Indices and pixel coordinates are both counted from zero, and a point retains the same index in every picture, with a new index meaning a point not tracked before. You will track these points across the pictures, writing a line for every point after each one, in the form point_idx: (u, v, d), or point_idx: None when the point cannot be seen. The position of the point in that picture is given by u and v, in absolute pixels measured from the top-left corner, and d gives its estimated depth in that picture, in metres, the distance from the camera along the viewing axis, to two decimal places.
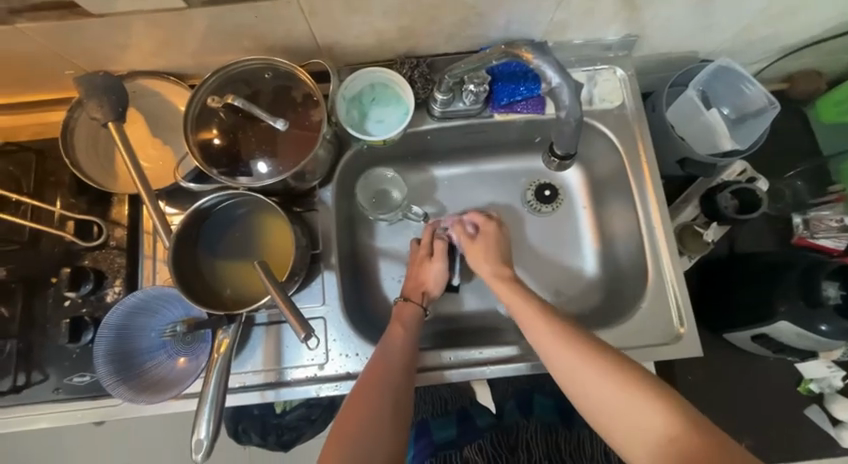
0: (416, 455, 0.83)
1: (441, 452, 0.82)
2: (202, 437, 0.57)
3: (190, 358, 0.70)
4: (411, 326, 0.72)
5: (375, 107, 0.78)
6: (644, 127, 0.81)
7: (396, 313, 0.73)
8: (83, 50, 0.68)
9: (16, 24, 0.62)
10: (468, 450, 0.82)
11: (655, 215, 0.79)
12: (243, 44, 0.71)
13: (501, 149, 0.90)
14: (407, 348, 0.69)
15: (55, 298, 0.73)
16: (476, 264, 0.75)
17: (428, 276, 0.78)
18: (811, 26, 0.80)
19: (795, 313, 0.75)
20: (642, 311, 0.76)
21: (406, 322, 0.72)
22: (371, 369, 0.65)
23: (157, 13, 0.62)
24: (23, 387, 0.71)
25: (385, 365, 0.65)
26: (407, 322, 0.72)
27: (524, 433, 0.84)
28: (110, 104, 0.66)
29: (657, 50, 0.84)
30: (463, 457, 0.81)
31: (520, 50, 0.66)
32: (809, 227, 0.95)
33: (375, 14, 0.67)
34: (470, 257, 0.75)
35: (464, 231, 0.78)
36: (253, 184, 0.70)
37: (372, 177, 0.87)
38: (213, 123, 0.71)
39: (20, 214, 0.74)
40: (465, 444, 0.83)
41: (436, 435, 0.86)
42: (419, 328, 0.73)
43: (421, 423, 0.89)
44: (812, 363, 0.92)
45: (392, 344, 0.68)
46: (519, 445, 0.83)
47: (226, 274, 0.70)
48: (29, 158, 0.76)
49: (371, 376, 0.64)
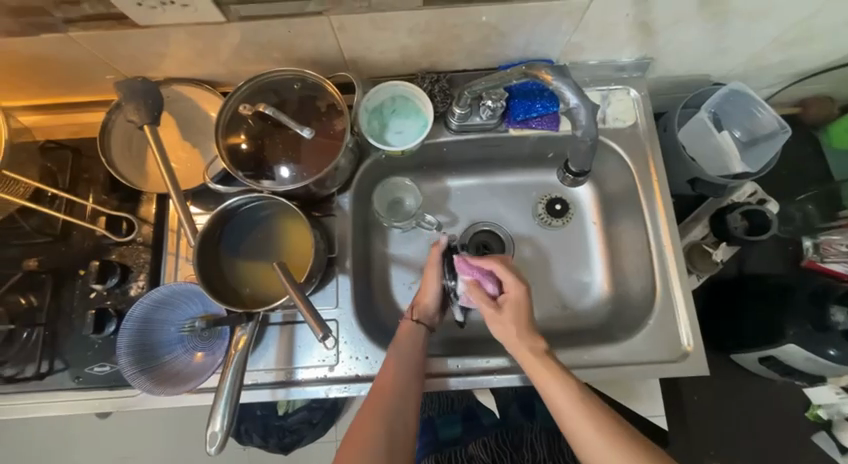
0: (421, 449, 0.87)
1: (446, 448, 0.85)
2: (217, 430, 0.59)
3: (207, 353, 0.72)
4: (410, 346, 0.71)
5: (395, 118, 0.81)
6: (656, 146, 0.83)
7: (399, 333, 0.72)
8: (125, 57, 0.73)
9: (68, 32, 0.66)
10: (474, 446, 0.84)
11: (665, 234, 0.80)
12: (274, 56, 0.75)
13: (514, 163, 0.92)
14: (403, 360, 0.68)
15: (82, 289, 0.76)
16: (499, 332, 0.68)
17: (423, 299, 0.76)
18: (823, 53, 0.82)
19: (803, 337, 0.76)
20: (649, 328, 0.77)
21: (402, 338, 0.71)
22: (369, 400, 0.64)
23: (198, 25, 0.67)
24: (46, 373, 0.74)
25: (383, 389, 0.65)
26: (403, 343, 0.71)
27: (528, 433, 0.85)
28: (147, 108, 0.70)
29: (670, 73, 0.86)
30: (468, 453, 0.83)
31: (540, 71, 0.69)
32: (819, 251, 0.95)
33: (400, 32, 0.71)
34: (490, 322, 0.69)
35: (485, 296, 0.71)
36: (276, 187, 0.73)
37: (389, 185, 0.90)
38: (242, 128, 0.74)
39: (54, 207, 0.78)
40: (471, 441, 0.85)
41: (440, 431, 0.89)
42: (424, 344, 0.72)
43: (426, 421, 0.91)
44: (820, 387, 0.90)
45: (392, 361, 0.68)
46: (523, 445, 0.84)
47: (246, 274, 0.73)
48: (65, 156, 0.80)
49: (375, 401, 0.64)
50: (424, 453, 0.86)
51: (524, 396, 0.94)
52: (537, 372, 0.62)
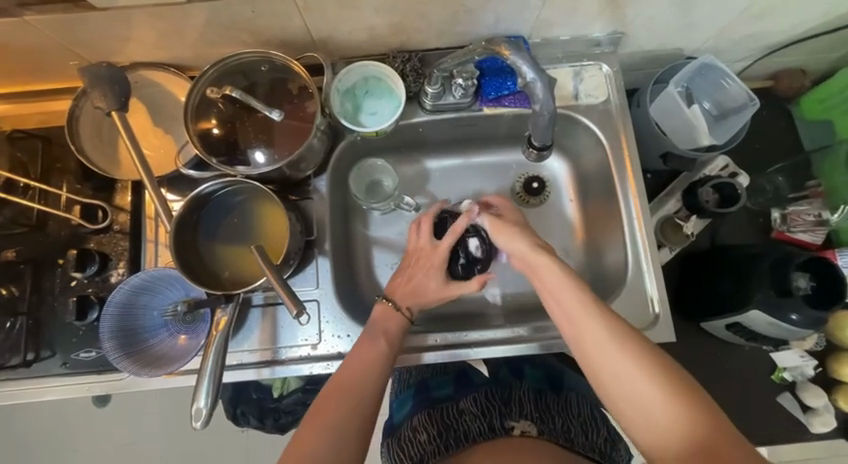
0: (415, 406, 0.89)
1: (439, 404, 0.86)
2: (201, 406, 0.61)
3: (190, 336, 0.74)
4: (393, 336, 0.71)
5: (368, 100, 0.81)
6: (627, 121, 0.84)
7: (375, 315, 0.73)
8: (88, 42, 0.71)
9: (24, 16, 0.65)
10: (464, 402, 0.84)
11: (635, 208, 0.82)
12: (241, 38, 0.74)
13: (491, 142, 0.93)
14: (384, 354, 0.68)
15: (62, 278, 0.77)
16: (503, 235, 0.72)
17: (413, 284, 0.76)
18: (792, 24, 0.83)
19: (766, 302, 0.79)
20: (620, 298, 0.80)
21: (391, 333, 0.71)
22: (338, 380, 0.64)
23: (158, 7, 0.65)
24: (33, 361, 0.76)
25: (354, 380, 0.64)
26: (391, 330, 0.71)
27: (517, 391, 0.86)
28: (112, 94, 0.69)
29: (642, 47, 0.86)
30: (459, 408, 0.84)
31: (499, 47, 0.70)
32: (787, 221, 0.99)
33: (366, 10, 0.70)
34: (498, 233, 0.73)
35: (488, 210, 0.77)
36: (250, 172, 0.73)
37: (365, 167, 0.90)
38: (212, 113, 0.74)
39: (28, 198, 0.78)
40: (461, 397, 0.86)
41: (435, 392, 0.91)
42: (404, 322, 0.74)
43: (421, 383, 0.94)
44: (785, 349, 0.97)
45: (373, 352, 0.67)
46: (511, 399, 0.83)
47: (225, 258, 0.74)
48: (36, 145, 0.80)
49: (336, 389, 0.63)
50: (417, 408, 0.88)
51: (514, 361, 0.96)
52: (545, 285, 0.66)
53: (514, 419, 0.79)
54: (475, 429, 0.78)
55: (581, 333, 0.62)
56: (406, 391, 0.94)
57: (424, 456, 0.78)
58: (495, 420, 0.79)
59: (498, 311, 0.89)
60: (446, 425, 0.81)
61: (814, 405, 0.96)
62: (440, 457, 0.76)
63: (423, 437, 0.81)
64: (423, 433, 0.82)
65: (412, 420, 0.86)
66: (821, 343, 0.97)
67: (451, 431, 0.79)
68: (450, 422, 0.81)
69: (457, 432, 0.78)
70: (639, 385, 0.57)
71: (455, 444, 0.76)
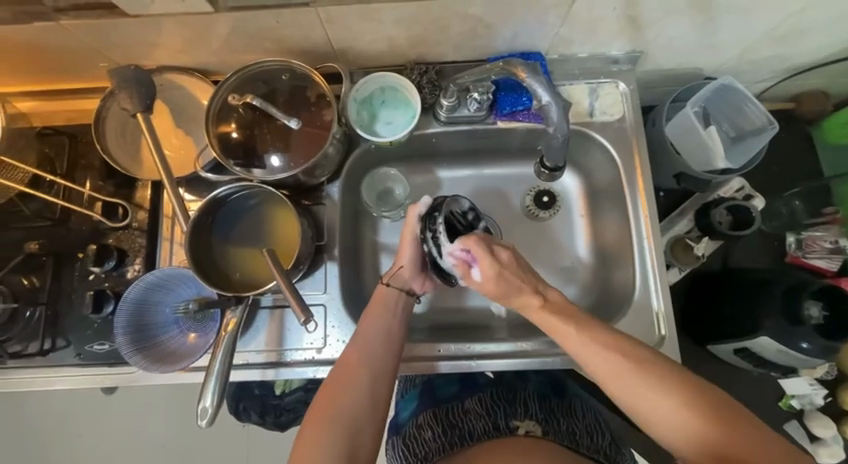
0: (418, 406, 0.89)
1: (444, 404, 0.86)
2: (207, 405, 0.62)
3: (200, 334, 0.76)
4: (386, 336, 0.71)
5: (384, 109, 0.82)
6: (641, 139, 0.84)
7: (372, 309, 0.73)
8: (118, 46, 0.74)
9: (61, 21, 0.68)
10: (470, 402, 0.84)
11: (645, 226, 0.82)
12: (264, 45, 0.76)
13: (505, 155, 0.93)
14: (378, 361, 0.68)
15: (81, 271, 0.79)
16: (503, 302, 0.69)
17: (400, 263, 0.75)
18: (815, 48, 0.82)
19: (777, 330, 0.77)
20: (626, 318, 0.80)
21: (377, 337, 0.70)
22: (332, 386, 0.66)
23: (186, 14, 0.67)
24: (49, 351, 0.78)
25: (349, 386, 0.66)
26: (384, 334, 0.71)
27: (522, 393, 0.85)
28: (138, 97, 0.71)
29: (660, 66, 0.86)
30: (465, 408, 0.84)
31: (516, 68, 0.73)
32: (802, 246, 0.97)
33: (387, 23, 0.71)
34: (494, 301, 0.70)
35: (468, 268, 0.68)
36: (266, 176, 0.75)
37: (377, 176, 0.92)
38: (232, 118, 0.76)
39: (53, 193, 0.81)
40: (467, 397, 0.86)
41: (439, 392, 0.90)
42: (403, 309, 0.74)
43: (426, 384, 0.93)
44: (796, 379, 0.94)
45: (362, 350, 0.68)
46: (517, 400, 0.83)
47: (236, 258, 0.76)
48: (63, 141, 0.83)
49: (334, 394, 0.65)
50: (422, 407, 0.88)
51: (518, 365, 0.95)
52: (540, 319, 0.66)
53: (518, 419, 0.79)
54: (480, 428, 0.78)
55: (567, 344, 0.64)
56: (411, 391, 0.94)
57: (429, 453, 0.79)
58: (500, 419, 0.79)
59: (502, 324, 0.89)
60: (451, 424, 0.81)
61: (822, 436, 0.94)
62: (443, 455, 0.77)
63: (427, 435, 0.81)
64: (428, 430, 0.82)
65: (418, 419, 0.86)
66: (833, 373, 0.96)
67: (456, 429, 0.79)
68: (455, 420, 0.82)
69: (461, 430, 0.79)
70: (664, 413, 0.57)
71: (459, 442, 0.77)
